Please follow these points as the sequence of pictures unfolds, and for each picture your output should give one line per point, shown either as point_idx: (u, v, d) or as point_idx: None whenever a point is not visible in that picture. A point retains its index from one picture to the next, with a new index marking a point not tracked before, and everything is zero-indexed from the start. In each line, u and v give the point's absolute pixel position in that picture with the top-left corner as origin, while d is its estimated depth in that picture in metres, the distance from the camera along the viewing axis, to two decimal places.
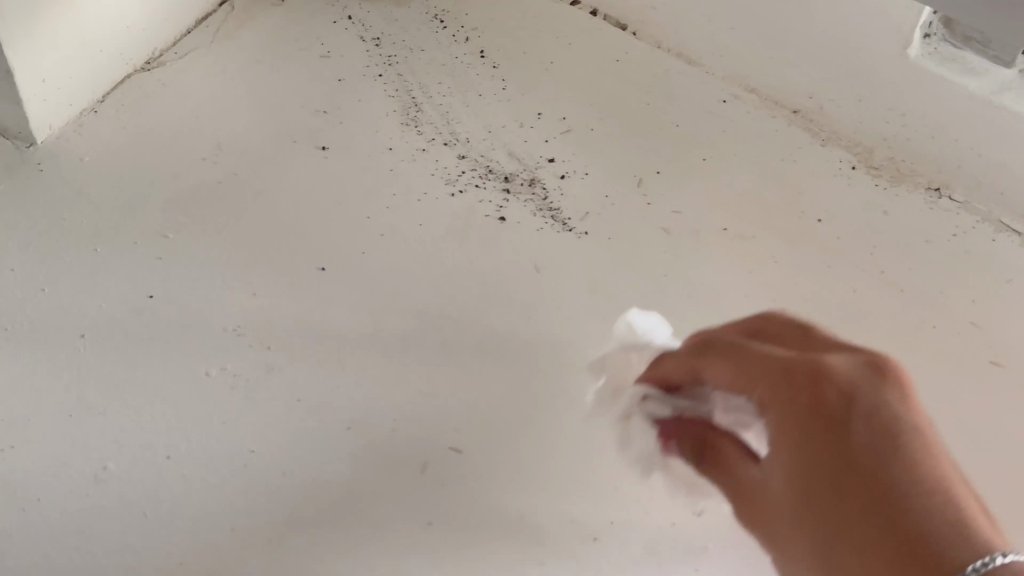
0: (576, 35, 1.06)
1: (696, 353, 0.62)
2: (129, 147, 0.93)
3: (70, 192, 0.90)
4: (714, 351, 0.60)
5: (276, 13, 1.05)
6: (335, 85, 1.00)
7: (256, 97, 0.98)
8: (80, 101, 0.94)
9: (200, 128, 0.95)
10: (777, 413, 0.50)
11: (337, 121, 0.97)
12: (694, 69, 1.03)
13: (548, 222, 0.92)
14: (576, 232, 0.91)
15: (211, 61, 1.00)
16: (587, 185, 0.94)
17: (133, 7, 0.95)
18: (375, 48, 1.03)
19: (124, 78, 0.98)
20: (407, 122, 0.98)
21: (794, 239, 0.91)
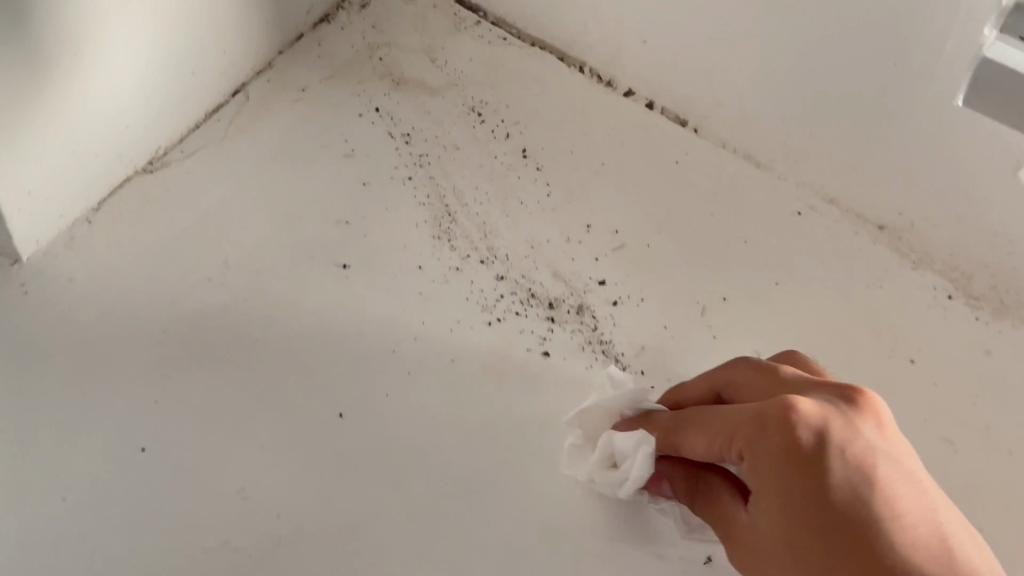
0: (631, 131, 0.94)
1: (679, 425, 0.61)
2: (127, 265, 0.83)
3: (57, 319, 0.79)
4: (689, 424, 0.59)
5: (296, 102, 0.94)
6: (359, 191, 0.89)
7: (271, 205, 0.87)
8: (72, 210, 0.84)
9: (206, 241, 0.85)
10: (753, 460, 0.51)
11: (360, 234, 0.87)
12: (764, 173, 0.92)
13: (598, 359, 0.80)
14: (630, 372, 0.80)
15: (222, 160, 0.90)
16: (643, 314, 0.83)
17: (136, 105, 0.84)
18: (404, 145, 0.92)
19: (124, 180, 0.87)
20: (439, 236, 0.87)
21: (883, 384, 0.79)
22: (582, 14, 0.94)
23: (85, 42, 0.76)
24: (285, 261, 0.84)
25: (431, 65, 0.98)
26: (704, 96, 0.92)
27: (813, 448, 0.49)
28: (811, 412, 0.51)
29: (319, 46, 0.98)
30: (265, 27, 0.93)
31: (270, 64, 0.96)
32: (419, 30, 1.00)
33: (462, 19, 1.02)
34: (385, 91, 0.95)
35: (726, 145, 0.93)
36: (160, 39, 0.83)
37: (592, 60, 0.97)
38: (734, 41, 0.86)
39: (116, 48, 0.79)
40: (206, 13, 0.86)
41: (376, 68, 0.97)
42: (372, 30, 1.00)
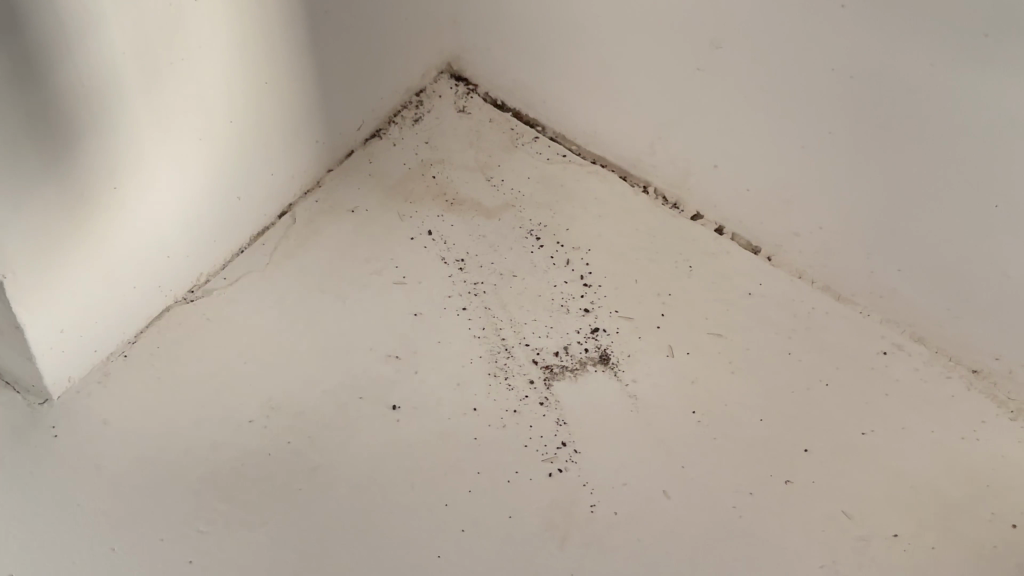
0: (700, 258, 0.88)
1: None
2: (163, 404, 0.78)
3: (88, 465, 0.75)
4: None
5: (347, 224, 0.90)
6: (410, 323, 0.84)
7: (318, 337, 0.83)
8: (108, 344, 0.80)
9: (248, 379, 0.80)
10: None
11: (411, 370, 0.81)
12: (845, 307, 0.85)
13: (671, 516, 0.74)
14: (706, 531, 0.73)
15: (267, 288, 0.85)
16: (718, 468, 0.76)
17: (178, 234, 0.80)
18: (458, 272, 0.87)
19: (162, 310, 0.83)
20: (495, 373, 0.81)
21: (986, 552, 0.72)
22: (647, 133, 0.90)
23: (127, 173, 0.72)
24: (331, 401, 0.79)
25: (486, 184, 0.94)
26: (780, 224, 0.86)
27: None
28: None
29: (370, 162, 0.95)
30: (314, 146, 0.90)
31: (320, 182, 0.93)
32: (473, 145, 0.97)
33: (519, 134, 0.98)
34: (438, 212, 0.91)
35: (803, 275, 0.87)
36: (205, 167, 0.79)
37: (657, 180, 0.92)
38: (811, 170, 0.81)
39: (159, 178, 0.75)
40: (255, 137, 0.82)
41: (428, 186, 0.93)
42: (425, 145, 0.96)
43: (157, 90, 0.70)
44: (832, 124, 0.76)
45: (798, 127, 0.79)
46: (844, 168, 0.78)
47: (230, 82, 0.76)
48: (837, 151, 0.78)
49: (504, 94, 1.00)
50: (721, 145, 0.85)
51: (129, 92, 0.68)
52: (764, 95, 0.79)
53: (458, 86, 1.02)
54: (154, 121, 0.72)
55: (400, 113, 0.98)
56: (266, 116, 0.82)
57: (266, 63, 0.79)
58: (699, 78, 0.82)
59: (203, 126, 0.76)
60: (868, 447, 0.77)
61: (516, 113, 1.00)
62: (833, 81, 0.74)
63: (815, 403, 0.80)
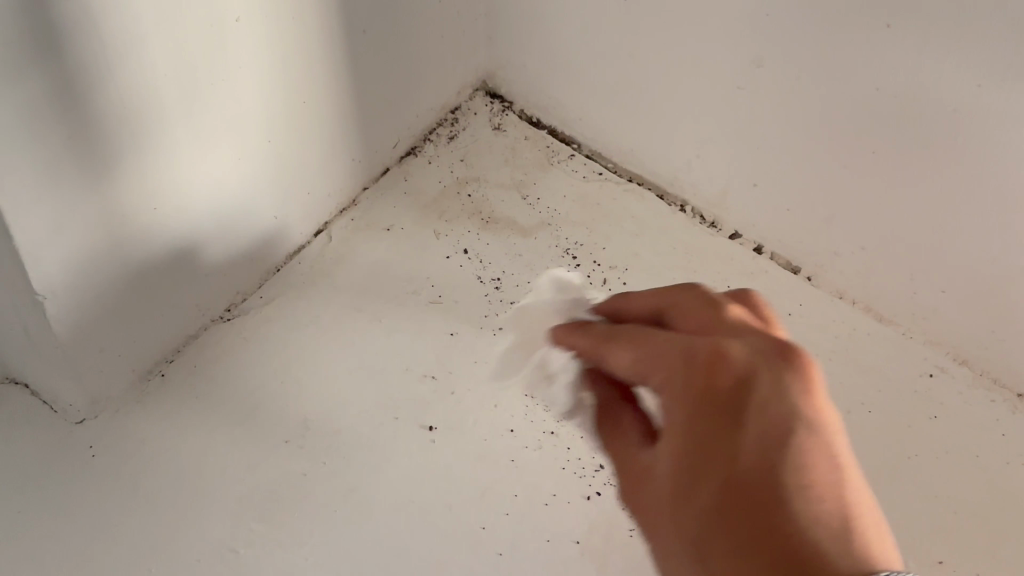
0: (738, 277, 0.87)
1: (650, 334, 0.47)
2: (202, 423, 0.78)
3: (125, 486, 0.74)
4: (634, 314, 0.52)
5: (382, 242, 0.90)
6: (447, 343, 0.83)
7: (354, 357, 0.82)
8: (146, 363, 0.80)
9: (284, 398, 0.80)
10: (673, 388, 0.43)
11: (447, 391, 0.81)
12: (886, 328, 0.84)
13: None
14: None
15: (304, 308, 0.85)
16: None
17: (216, 254, 0.80)
18: (494, 291, 0.87)
19: (199, 329, 0.83)
20: (532, 394, 0.81)
21: None
22: (685, 151, 0.89)
23: (166, 193, 0.72)
24: (366, 422, 0.79)
25: (522, 202, 0.93)
26: (820, 244, 0.85)
27: (735, 398, 0.41)
28: (742, 358, 0.42)
29: (405, 180, 0.94)
30: (350, 164, 0.89)
31: (355, 201, 0.92)
32: (509, 162, 0.96)
33: (554, 152, 0.97)
34: (474, 230, 0.91)
35: (843, 296, 0.86)
36: (243, 185, 0.79)
37: (695, 199, 0.92)
38: (853, 189, 0.79)
39: (199, 197, 0.75)
40: (293, 156, 0.82)
41: (464, 205, 0.92)
42: (460, 163, 0.96)
43: (197, 112, 0.70)
44: (875, 144, 0.75)
45: (840, 146, 0.78)
46: (887, 189, 0.77)
47: (268, 101, 0.76)
48: (880, 171, 0.77)
49: (540, 112, 0.99)
50: (761, 163, 0.84)
51: (168, 113, 0.68)
52: (806, 114, 0.78)
53: (494, 103, 1.01)
54: (192, 141, 0.72)
55: (435, 130, 0.98)
56: (303, 134, 0.82)
57: (304, 83, 0.79)
58: (739, 97, 0.81)
59: (241, 147, 0.76)
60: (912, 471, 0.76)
61: (551, 131, 0.99)
62: (877, 100, 0.73)
63: (858, 427, 0.78)
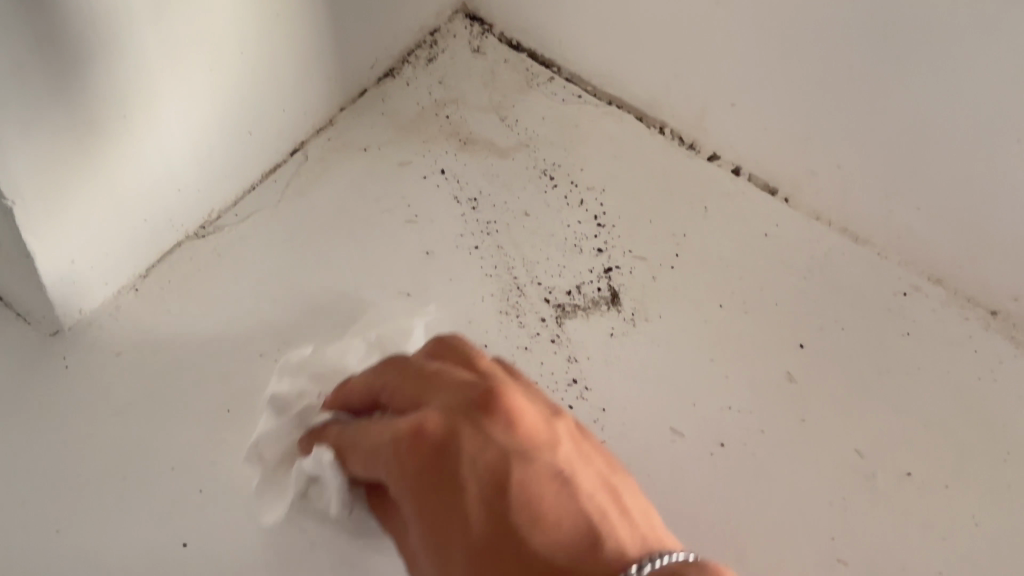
0: (716, 199, 0.87)
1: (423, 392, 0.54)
2: (175, 338, 0.78)
3: (99, 397, 0.75)
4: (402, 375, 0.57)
5: (358, 162, 0.89)
6: (422, 261, 0.83)
7: (329, 274, 0.82)
8: (120, 278, 0.79)
9: (258, 314, 0.80)
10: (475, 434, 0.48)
11: (422, 307, 0.80)
12: (862, 248, 0.84)
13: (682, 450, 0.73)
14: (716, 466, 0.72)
15: (279, 226, 0.85)
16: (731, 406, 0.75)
17: (189, 168, 0.80)
18: (471, 211, 0.86)
19: (174, 246, 0.83)
20: (506, 310, 0.80)
21: (1000, 491, 0.71)
22: (665, 73, 0.88)
23: (135, 104, 0.72)
24: (339, 336, 0.79)
25: (500, 124, 0.92)
26: (798, 164, 0.85)
27: (501, 538, 0.43)
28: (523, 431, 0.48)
29: (383, 101, 0.94)
30: (326, 84, 0.89)
31: (332, 121, 0.92)
32: (488, 84, 0.95)
33: (534, 75, 0.97)
34: (451, 151, 0.90)
35: (820, 217, 0.86)
36: (215, 99, 0.78)
37: (674, 121, 0.91)
38: (830, 108, 0.79)
39: (169, 108, 0.75)
40: (266, 72, 0.81)
41: (442, 126, 0.92)
42: (439, 85, 0.95)
43: (166, 20, 0.70)
44: (852, 59, 0.75)
45: (818, 63, 0.77)
46: (865, 106, 0.77)
47: (240, 12, 0.75)
48: (858, 87, 0.76)
49: (520, 34, 0.98)
50: (740, 82, 0.83)
51: (136, 20, 0.67)
52: (784, 30, 0.77)
53: (473, 27, 1.00)
54: (162, 51, 0.71)
55: (414, 52, 0.97)
56: (276, 49, 0.81)
57: None
58: (719, 14, 0.80)
59: (212, 59, 0.76)
60: (883, 386, 0.76)
61: (531, 54, 0.98)
62: (855, 13, 0.72)
63: (832, 343, 0.79)
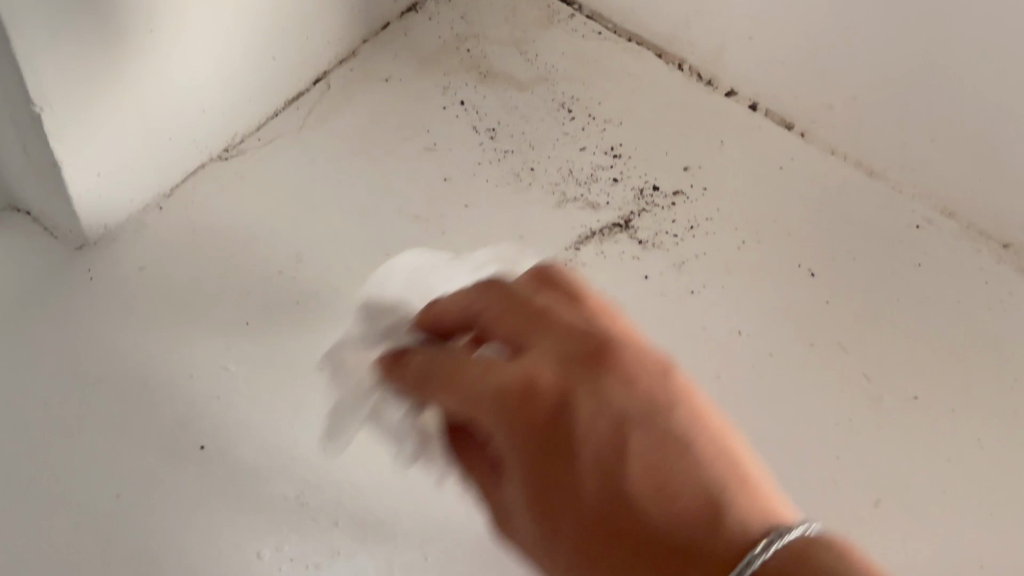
0: (732, 133, 0.88)
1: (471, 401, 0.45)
2: (196, 256, 0.80)
3: (121, 307, 0.77)
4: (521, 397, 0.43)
5: (380, 92, 0.90)
6: (440, 187, 0.84)
7: (348, 198, 0.84)
8: (144, 196, 0.81)
9: (278, 233, 0.81)
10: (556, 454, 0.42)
11: (438, 231, 0.82)
12: (877, 181, 0.85)
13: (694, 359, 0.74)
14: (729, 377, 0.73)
15: (299, 151, 0.86)
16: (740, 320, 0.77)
17: (212, 90, 0.81)
18: (490, 141, 0.87)
19: (197, 168, 0.84)
20: (521, 235, 0.82)
21: (1007, 416, 0.72)
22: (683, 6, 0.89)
23: (161, 20, 0.73)
24: (357, 257, 0.80)
25: (521, 60, 0.93)
26: (815, 96, 0.85)
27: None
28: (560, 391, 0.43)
29: (405, 34, 0.94)
30: (349, 13, 0.90)
31: (355, 52, 0.93)
32: (509, 20, 0.96)
33: (556, 12, 0.97)
34: (472, 83, 0.91)
35: (836, 152, 0.86)
36: (240, 21, 0.80)
37: (692, 56, 0.91)
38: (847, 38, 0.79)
39: (194, 28, 0.76)
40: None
41: (462, 61, 0.93)
42: (461, 21, 0.96)
43: None
44: None
45: None
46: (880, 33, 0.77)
47: None
48: (873, 13, 0.76)
49: None
50: (758, 14, 0.84)
51: None
52: None
53: None
54: None
55: None
56: None
57: None
58: None
59: None
60: (894, 315, 0.77)
61: None
62: None
63: (844, 271, 0.79)
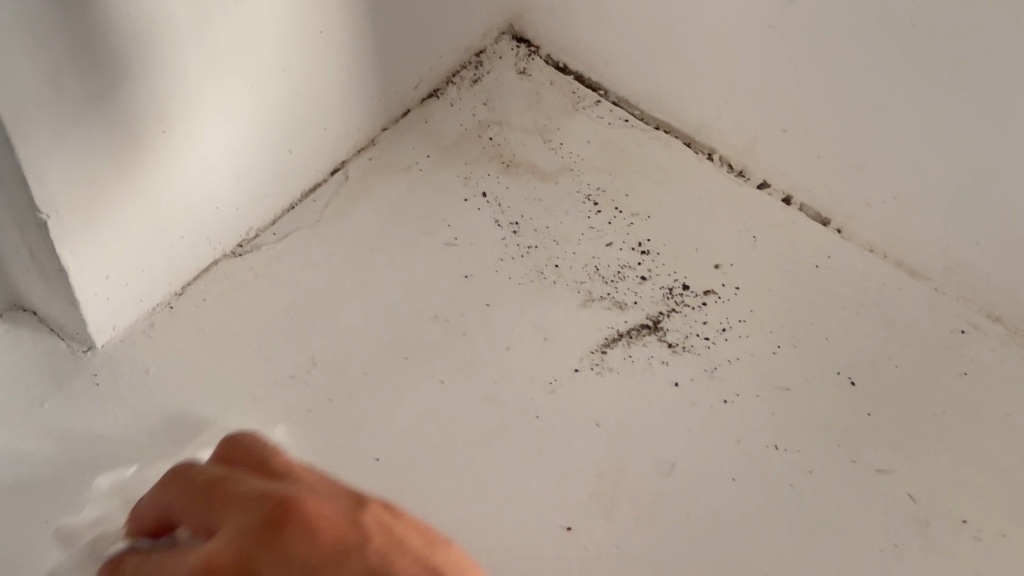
0: (765, 228, 0.84)
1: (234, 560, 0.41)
2: (206, 358, 0.76)
3: (127, 414, 0.73)
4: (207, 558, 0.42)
5: (400, 183, 0.88)
6: (460, 285, 0.81)
7: (365, 296, 0.80)
8: (154, 295, 0.78)
9: (292, 335, 0.78)
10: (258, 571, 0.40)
11: (459, 332, 0.79)
12: (917, 282, 0.81)
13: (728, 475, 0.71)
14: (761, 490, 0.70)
15: (315, 246, 0.83)
16: (773, 429, 0.73)
17: (226, 186, 0.78)
18: (512, 235, 0.84)
19: (210, 264, 0.81)
20: (545, 336, 0.78)
21: None
22: (714, 96, 0.86)
23: (176, 117, 0.71)
24: (373, 360, 0.77)
25: (545, 148, 0.90)
26: (852, 192, 0.81)
27: None
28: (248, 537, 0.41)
29: (425, 122, 0.92)
30: (369, 102, 0.87)
31: (374, 141, 0.90)
32: (532, 107, 0.94)
33: (580, 98, 0.94)
34: (494, 173, 0.88)
35: (874, 249, 0.83)
36: (257, 114, 0.77)
37: (722, 146, 0.89)
38: (886, 135, 0.76)
39: (210, 124, 0.74)
40: (307, 90, 0.80)
41: (485, 149, 0.90)
42: (483, 107, 0.93)
43: (206, 32, 0.69)
44: (912, 82, 0.72)
45: (875, 88, 0.74)
46: (923, 132, 0.74)
47: (283, 26, 0.74)
48: (914, 111, 0.73)
49: (567, 56, 0.96)
50: (791, 106, 0.81)
51: (178, 31, 0.67)
52: (837, 52, 0.74)
53: (521, 48, 0.98)
54: (206, 62, 0.70)
55: (459, 72, 0.96)
56: (319, 65, 0.80)
57: (318, 9, 0.77)
58: (771, 36, 0.78)
59: (255, 74, 0.75)
60: (939, 428, 0.73)
61: (578, 76, 0.96)
62: (916, 35, 0.69)
63: (886, 380, 0.75)
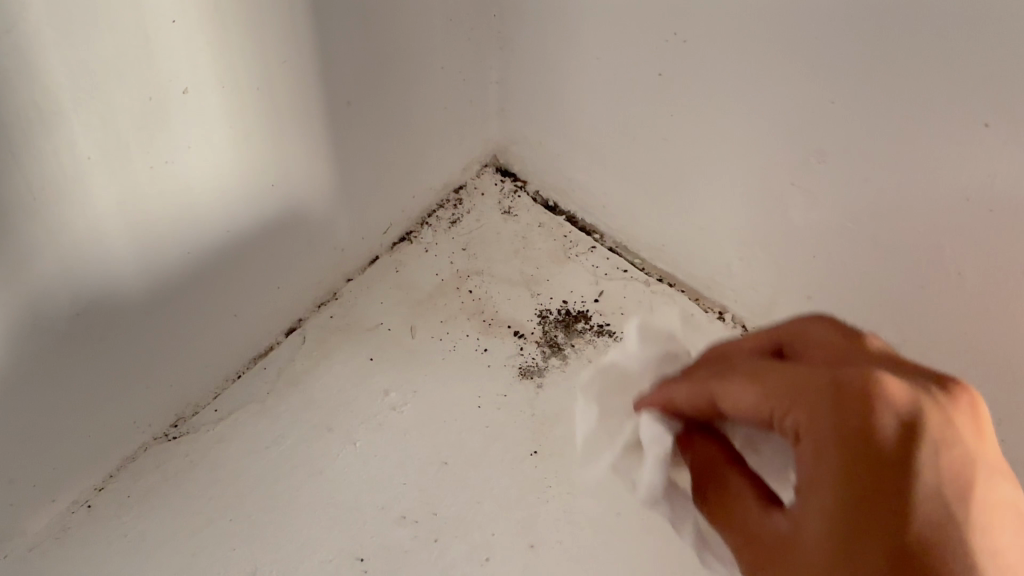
0: None
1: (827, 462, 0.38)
2: (126, 571, 0.64)
3: None
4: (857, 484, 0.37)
5: (366, 345, 0.77)
6: (436, 474, 0.69)
7: (321, 489, 0.69)
8: (69, 491, 0.66)
9: (234, 540, 0.66)
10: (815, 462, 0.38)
11: (429, 539, 0.66)
12: None
13: None
14: None
15: (265, 427, 0.72)
16: None
17: (158, 362, 0.67)
18: (494, 409, 0.73)
19: (139, 448, 0.70)
20: (532, 542, 0.66)
21: None
22: (724, 253, 0.76)
23: (93, 296, 0.59)
24: (328, 573, 0.65)
25: (532, 302, 0.80)
26: None
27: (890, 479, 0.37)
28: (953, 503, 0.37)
29: (397, 270, 0.82)
30: (330, 253, 0.77)
31: (336, 294, 0.80)
32: (518, 252, 0.83)
33: (572, 242, 0.84)
34: (474, 333, 0.78)
35: None
36: (196, 279, 0.66)
37: (735, 306, 0.78)
38: (928, 318, 0.65)
39: (137, 297, 0.62)
40: (255, 249, 0.69)
41: (463, 304, 0.79)
42: (462, 253, 0.83)
43: (132, 202, 0.57)
44: (960, 263, 0.60)
45: (916, 264, 0.63)
46: (970, 319, 0.63)
47: (226, 183, 0.63)
48: (960, 295, 0.62)
49: (557, 194, 0.86)
50: (815, 273, 0.70)
51: (96, 203, 0.55)
52: (872, 222, 0.63)
53: (505, 182, 0.89)
54: (130, 233, 0.59)
55: (435, 212, 0.86)
56: (268, 219, 0.69)
57: (269, 164, 0.66)
58: (795, 196, 0.67)
59: (192, 238, 0.63)
60: None
61: (570, 217, 0.86)
62: (964, 214, 0.58)
63: None
